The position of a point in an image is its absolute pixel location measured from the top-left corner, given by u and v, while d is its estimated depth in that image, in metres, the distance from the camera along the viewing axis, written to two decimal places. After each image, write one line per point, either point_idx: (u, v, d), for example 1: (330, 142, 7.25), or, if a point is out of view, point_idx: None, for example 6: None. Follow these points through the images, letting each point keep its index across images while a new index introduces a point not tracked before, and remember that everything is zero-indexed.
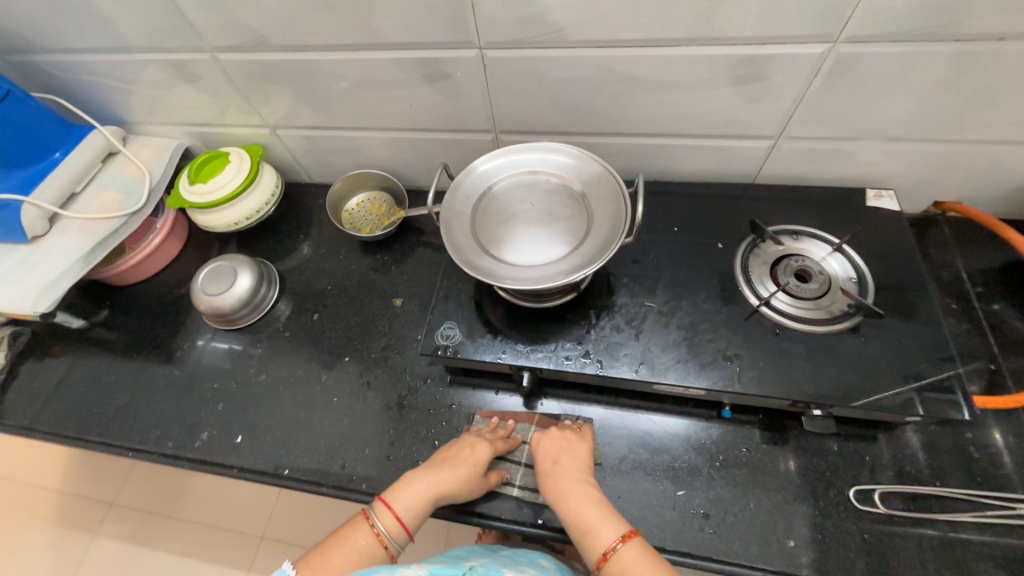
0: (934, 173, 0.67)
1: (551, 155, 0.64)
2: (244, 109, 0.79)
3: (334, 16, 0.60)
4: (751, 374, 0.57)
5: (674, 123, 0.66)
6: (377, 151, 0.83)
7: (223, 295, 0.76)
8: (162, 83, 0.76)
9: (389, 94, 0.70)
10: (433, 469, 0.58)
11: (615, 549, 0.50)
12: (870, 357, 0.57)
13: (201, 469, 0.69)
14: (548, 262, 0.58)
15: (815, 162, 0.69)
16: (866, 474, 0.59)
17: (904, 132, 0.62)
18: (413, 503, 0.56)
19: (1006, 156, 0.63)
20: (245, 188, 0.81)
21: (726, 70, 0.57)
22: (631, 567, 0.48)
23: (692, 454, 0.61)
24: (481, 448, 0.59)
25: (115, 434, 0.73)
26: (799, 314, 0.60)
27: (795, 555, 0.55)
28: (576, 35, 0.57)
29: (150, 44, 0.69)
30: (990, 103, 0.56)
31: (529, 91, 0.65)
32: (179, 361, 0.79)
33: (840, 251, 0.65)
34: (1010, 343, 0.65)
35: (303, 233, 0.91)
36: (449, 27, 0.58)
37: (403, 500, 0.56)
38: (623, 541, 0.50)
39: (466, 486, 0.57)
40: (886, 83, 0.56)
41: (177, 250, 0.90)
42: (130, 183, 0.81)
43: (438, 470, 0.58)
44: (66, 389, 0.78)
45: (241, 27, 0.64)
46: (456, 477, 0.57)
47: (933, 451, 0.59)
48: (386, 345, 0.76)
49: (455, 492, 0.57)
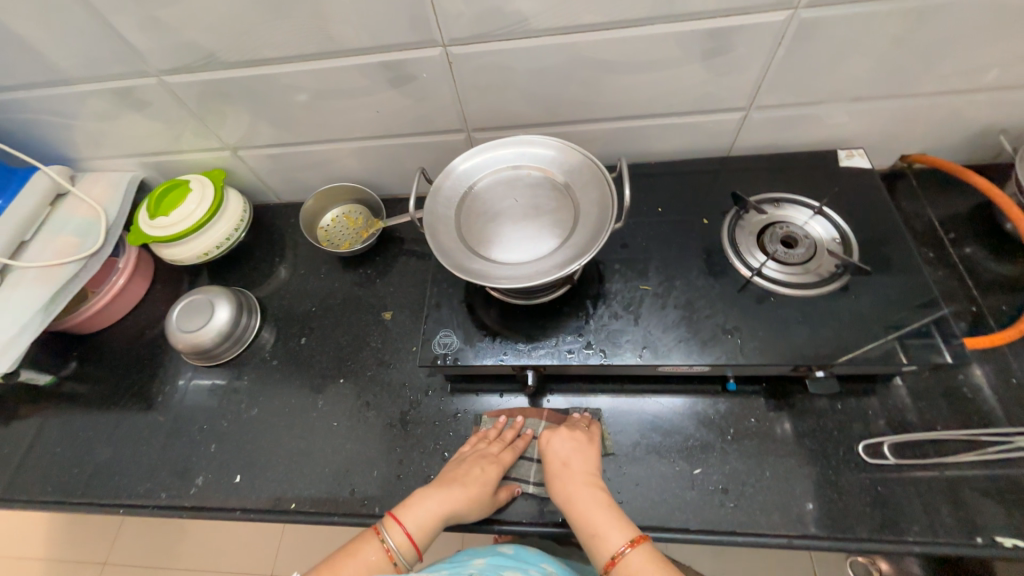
0: (898, 128, 0.69)
1: (529, 148, 0.63)
2: (200, 133, 0.75)
3: (287, 25, 0.57)
4: (753, 344, 0.57)
5: (646, 104, 0.66)
6: (347, 163, 0.81)
7: (201, 330, 0.72)
8: (107, 114, 0.71)
9: (354, 103, 0.68)
10: (446, 485, 0.56)
11: (624, 554, 0.49)
12: (864, 313, 0.58)
13: (201, 516, 0.65)
14: (540, 257, 0.57)
15: (786, 129, 0.70)
16: (871, 428, 0.60)
17: (868, 91, 0.63)
18: (426, 521, 0.54)
19: (963, 105, 0.65)
20: (211, 216, 0.77)
21: (693, 46, 0.57)
22: (640, 572, 0.48)
23: (703, 431, 0.62)
24: (496, 463, 0.58)
25: (101, 492, 0.68)
26: (790, 279, 0.61)
27: (816, 516, 0.56)
28: (540, 24, 0.56)
29: (89, 73, 0.64)
30: (946, 54, 0.58)
31: (498, 86, 0.64)
32: (162, 406, 0.75)
33: (820, 213, 0.66)
34: (987, 283, 0.68)
35: (278, 256, 0.88)
36: (409, 26, 0.56)
37: (416, 517, 0.54)
38: (633, 546, 0.49)
39: (480, 504, 0.56)
40: (847, 44, 0.57)
41: (145, 289, 0.85)
42: (85, 224, 0.76)
43: (452, 486, 0.56)
44: (40, 452, 0.73)
45: (187, 46, 0.60)
46: (471, 493, 0.56)
47: (930, 397, 0.61)
48: (382, 361, 0.74)
49: (469, 511, 0.56)
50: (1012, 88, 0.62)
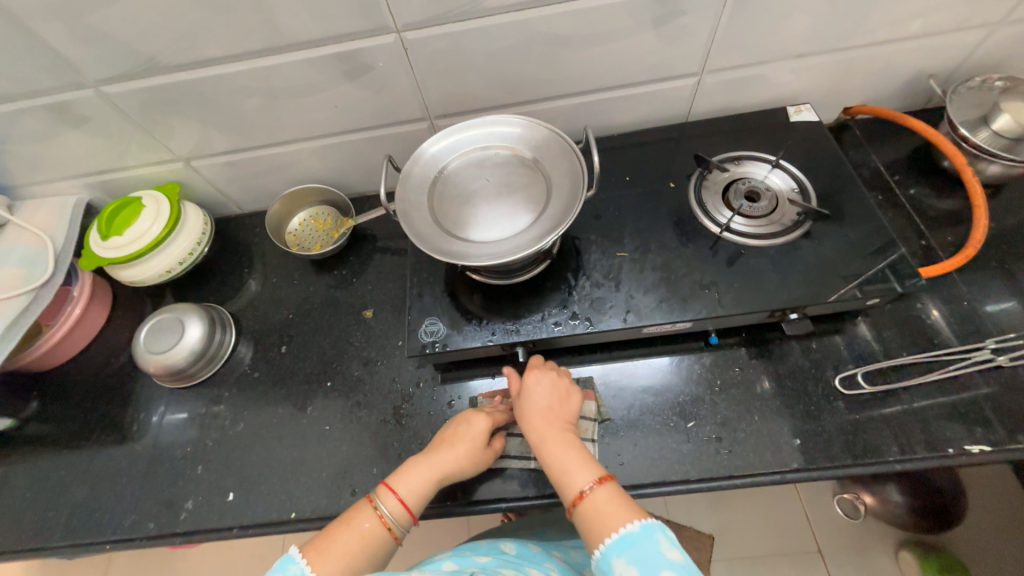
0: (839, 81, 0.73)
1: (495, 128, 0.63)
2: (148, 145, 0.71)
3: (231, 21, 0.55)
4: (730, 296, 0.59)
5: (604, 76, 0.67)
6: (309, 164, 0.78)
7: (173, 350, 0.69)
8: (41, 133, 0.66)
9: (310, 99, 0.66)
10: (435, 450, 0.56)
11: (589, 490, 0.49)
12: (828, 255, 0.61)
13: (196, 540, 0.63)
14: (518, 233, 0.57)
15: (737, 90, 0.73)
16: (845, 363, 0.64)
17: (809, 47, 0.67)
18: (419, 485, 0.54)
19: (895, 54, 0.69)
20: (170, 231, 0.73)
21: (643, 14, 0.59)
22: (606, 507, 0.48)
23: (692, 386, 0.64)
24: (482, 419, 0.58)
25: (82, 531, 0.64)
26: (757, 232, 0.64)
27: (805, 451, 0.59)
28: (493, 2, 0.56)
29: (17, 90, 0.60)
30: (876, 5, 0.62)
31: (457, 69, 0.64)
32: (139, 434, 0.71)
33: (778, 167, 0.69)
34: (933, 218, 0.72)
35: (247, 267, 0.85)
36: (361, 13, 0.55)
37: (409, 483, 0.54)
38: (599, 483, 0.50)
39: (470, 462, 0.56)
40: (786, 2, 0.60)
41: (105, 317, 0.81)
42: (30, 254, 0.71)
43: (441, 449, 0.56)
44: (7, 500, 0.68)
45: (124, 51, 0.57)
46: (460, 453, 0.56)
47: (895, 327, 0.65)
48: (368, 360, 0.72)
49: (461, 470, 0.56)
50: (937, 34, 0.67)
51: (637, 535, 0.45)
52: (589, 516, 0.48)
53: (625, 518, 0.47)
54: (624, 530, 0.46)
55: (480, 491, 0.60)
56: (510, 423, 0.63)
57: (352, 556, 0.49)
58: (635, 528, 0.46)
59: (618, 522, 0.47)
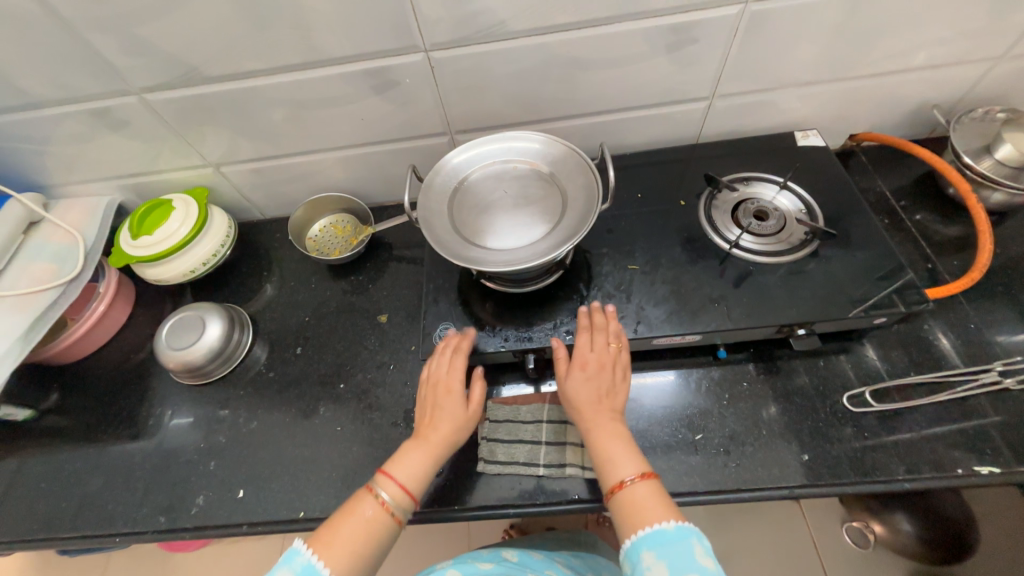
0: (845, 109, 0.76)
1: (515, 143, 0.66)
2: (182, 150, 0.75)
3: (271, 37, 0.58)
4: (739, 310, 0.61)
5: (618, 98, 0.71)
6: (332, 173, 0.82)
7: (193, 347, 0.71)
8: (83, 136, 0.70)
9: (338, 111, 0.69)
10: (424, 434, 0.57)
11: (630, 482, 0.50)
12: (835, 274, 0.62)
13: (204, 536, 0.63)
14: (534, 242, 0.60)
15: (746, 115, 0.76)
16: (852, 381, 0.64)
17: (815, 76, 0.70)
18: (415, 469, 0.55)
19: (898, 84, 0.72)
20: (196, 233, 0.76)
21: (657, 41, 0.62)
22: (643, 501, 0.49)
23: (700, 399, 0.65)
24: (455, 396, 0.58)
25: (93, 524, 0.65)
26: (765, 249, 0.66)
27: (813, 467, 0.59)
28: (516, 25, 0.59)
29: (66, 95, 0.64)
30: (880, 38, 0.65)
31: (479, 87, 0.67)
32: (153, 430, 0.72)
33: (786, 188, 0.71)
34: (939, 243, 0.74)
35: (266, 271, 0.87)
36: (392, 33, 0.59)
37: (405, 468, 0.54)
38: (640, 477, 0.51)
39: (460, 436, 0.58)
40: (793, 34, 0.63)
41: (127, 314, 0.83)
42: (62, 250, 0.74)
43: (429, 433, 0.57)
44: (21, 490, 0.69)
45: (170, 62, 0.61)
46: (448, 431, 0.57)
47: (902, 348, 0.66)
48: (381, 364, 0.74)
49: (452, 446, 0.57)
50: (939, 66, 0.70)
51: (671, 534, 0.46)
52: (625, 506, 0.49)
53: (661, 515, 0.47)
54: (658, 526, 0.46)
55: (489, 495, 0.60)
56: (520, 429, 0.63)
57: (359, 544, 0.49)
58: (669, 527, 0.46)
59: (653, 517, 0.47)
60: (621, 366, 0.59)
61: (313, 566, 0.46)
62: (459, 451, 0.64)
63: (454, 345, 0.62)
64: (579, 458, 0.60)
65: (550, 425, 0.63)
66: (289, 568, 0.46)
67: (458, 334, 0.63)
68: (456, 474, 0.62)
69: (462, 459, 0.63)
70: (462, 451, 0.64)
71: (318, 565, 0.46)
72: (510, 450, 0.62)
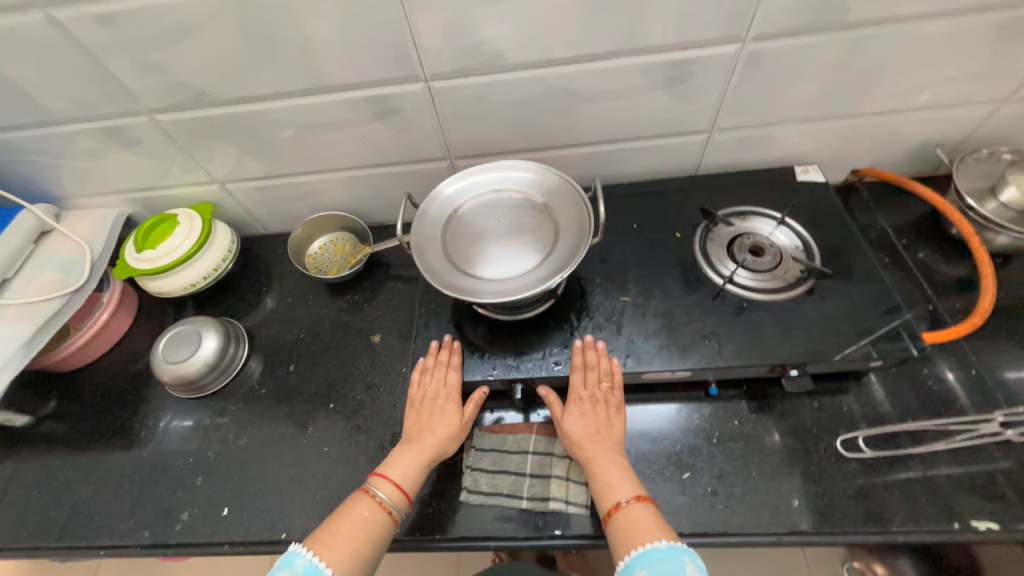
0: (846, 145, 0.76)
1: (510, 172, 0.67)
2: (189, 167, 0.77)
3: (276, 65, 0.60)
4: (730, 348, 0.60)
5: (616, 129, 0.71)
6: (334, 192, 0.83)
7: (188, 361, 0.72)
8: (96, 152, 0.73)
9: (341, 135, 0.71)
10: (417, 437, 0.60)
11: (626, 504, 0.52)
12: (830, 314, 0.61)
13: (186, 553, 0.63)
14: (524, 272, 0.60)
15: (745, 149, 0.76)
16: (847, 425, 0.63)
17: (815, 112, 0.70)
18: (410, 469, 0.58)
19: (900, 123, 0.72)
20: (198, 247, 0.78)
21: (656, 76, 0.63)
22: (638, 523, 0.50)
23: (690, 436, 0.64)
24: (451, 406, 0.62)
25: (78, 534, 0.66)
26: (760, 286, 0.65)
27: (803, 512, 0.57)
28: (515, 59, 0.60)
29: (80, 114, 0.66)
30: (882, 78, 0.64)
31: (478, 115, 0.68)
32: (145, 441, 0.73)
33: (783, 224, 0.71)
34: (940, 284, 0.73)
35: (265, 286, 0.88)
36: (394, 63, 0.60)
37: (400, 469, 0.57)
38: (636, 499, 0.52)
39: (452, 439, 0.61)
40: (792, 72, 0.63)
41: (129, 323, 0.85)
42: (69, 260, 0.76)
43: (422, 436, 0.60)
44: (12, 497, 0.70)
45: (179, 85, 0.63)
46: (440, 434, 0.60)
47: (900, 392, 0.65)
48: (371, 384, 0.74)
49: (444, 449, 0.60)
50: (943, 106, 0.69)
51: (663, 552, 0.47)
52: (621, 528, 0.50)
53: (656, 535, 0.48)
54: (651, 545, 0.47)
55: (470, 527, 0.60)
56: (505, 459, 0.63)
57: (358, 542, 0.51)
58: (661, 546, 0.47)
59: (647, 537, 0.48)
60: (615, 403, 0.60)
61: (315, 566, 0.48)
62: (443, 478, 0.63)
63: (446, 351, 0.65)
64: (563, 492, 0.60)
65: (535, 456, 0.63)
66: (291, 569, 0.47)
67: (448, 340, 0.66)
68: (439, 502, 0.62)
69: (445, 487, 0.63)
70: (446, 478, 0.63)
71: (320, 564, 0.48)
72: (494, 480, 0.61)
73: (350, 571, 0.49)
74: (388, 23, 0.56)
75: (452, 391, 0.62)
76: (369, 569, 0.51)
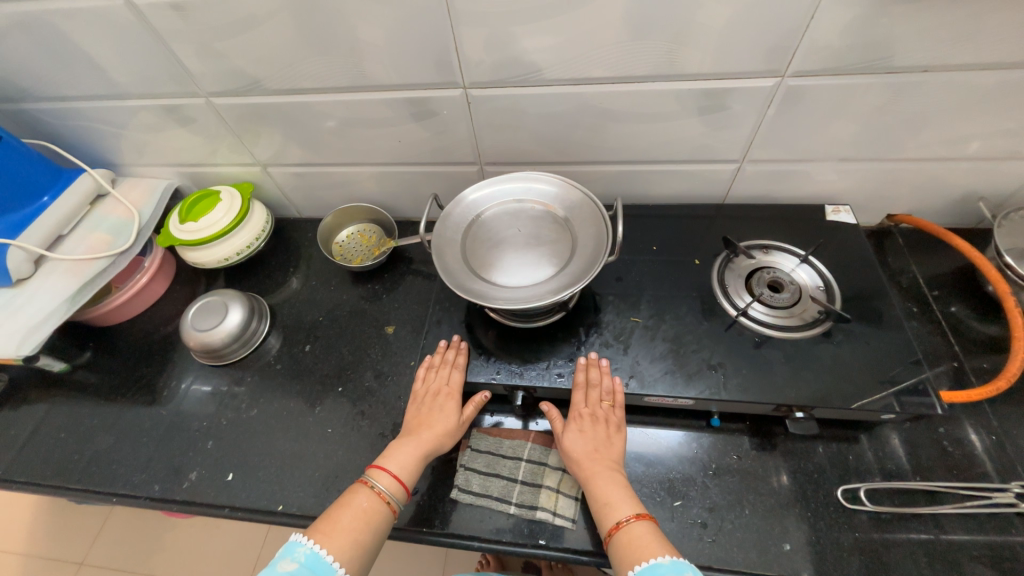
0: (882, 188, 0.74)
1: (534, 184, 0.69)
2: (235, 148, 0.81)
3: (325, 62, 0.63)
4: (736, 381, 0.60)
5: (647, 152, 0.72)
6: (367, 184, 0.87)
7: (214, 330, 0.76)
8: (155, 126, 0.78)
9: (379, 132, 0.74)
10: (416, 432, 0.62)
11: (628, 523, 0.52)
12: (844, 359, 0.60)
13: (190, 510, 0.67)
14: (537, 283, 0.61)
15: (775, 181, 0.75)
16: (851, 475, 0.61)
17: (852, 154, 0.69)
18: (408, 462, 0.59)
19: (943, 172, 0.70)
20: (235, 224, 0.82)
21: (690, 102, 0.63)
22: (640, 541, 0.50)
23: (686, 465, 0.63)
24: (452, 404, 0.64)
25: (96, 480, 0.70)
26: (774, 322, 0.64)
27: (792, 558, 0.56)
28: (553, 75, 0.62)
29: (145, 91, 0.71)
30: (925, 126, 0.63)
31: (512, 126, 0.70)
32: (166, 401, 0.77)
33: (807, 262, 0.70)
34: (969, 342, 0.71)
35: (293, 267, 0.93)
36: (435, 69, 0.63)
37: (398, 461, 0.59)
38: (637, 517, 0.52)
39: (449, 436, 0.63)
40: (831, 111, 0.62)
41: (165, 288, 0.90)
42: (119, 222, 0.82)
43: (421, 430, 0.62)
44: (42, 436, 0.75)
45: (235, 72, 0.67)
46: (438, 430, 0.62)
47: (912, 449, 0.63)
48: (380, 372, 0.77)
49: (441, 445, 0.62)
50: (991, 159, 0.66)
51: (667, 568, 0.46)
52: (624, 546, 0.50)
53: (659, 551, 0.48)
54: (655, 560, 0.47)
55: (459, 524, 0.61)
56: (499, 463, 0.64)
57: (357, 532, 0.52)
58: (664, 560, 0.47)
59: (652, 553, 0.48)
60: (615, 422, 0.61)
61: (315, 554, 0.49)
62: (437, 473, 0.65)
63: (452, 351, 0.67)
64: (551, 503, 0.61)
65: (529, 464, 0.64)
66: (292, 558, 0.49)
67: (456, 341, 0.67)
68: (430, 497, 0.63)
69: (438, 483, 0.64)
70: (439, 474, 0.65)
71: (321, 552, 0.49)
72: (485, 483, 0.63)
73: (348, 559, 0.50)
74: (434, 31, 0.58)
75: (453, 389, 0.64)
76: (368, 558, 0.53)
